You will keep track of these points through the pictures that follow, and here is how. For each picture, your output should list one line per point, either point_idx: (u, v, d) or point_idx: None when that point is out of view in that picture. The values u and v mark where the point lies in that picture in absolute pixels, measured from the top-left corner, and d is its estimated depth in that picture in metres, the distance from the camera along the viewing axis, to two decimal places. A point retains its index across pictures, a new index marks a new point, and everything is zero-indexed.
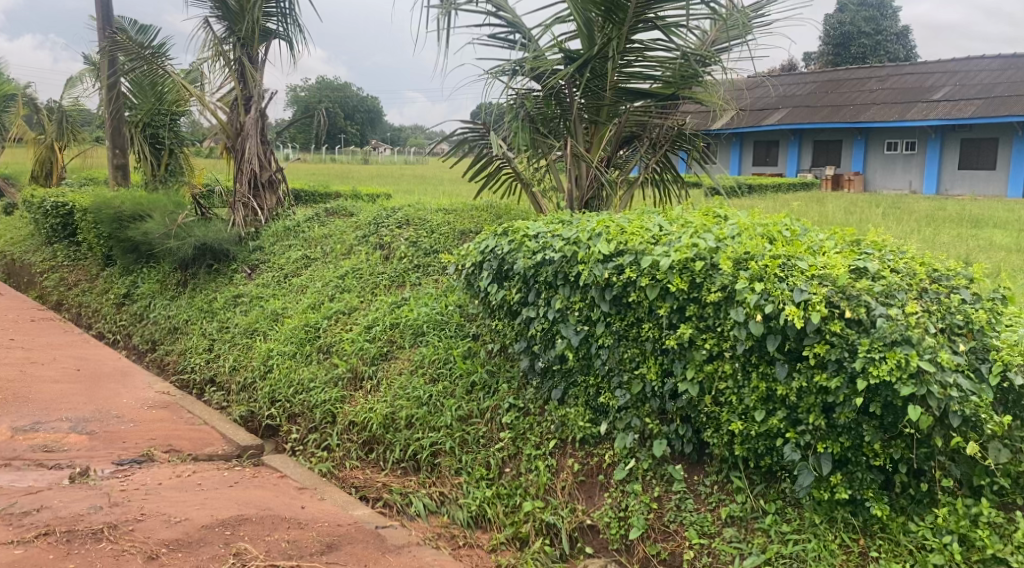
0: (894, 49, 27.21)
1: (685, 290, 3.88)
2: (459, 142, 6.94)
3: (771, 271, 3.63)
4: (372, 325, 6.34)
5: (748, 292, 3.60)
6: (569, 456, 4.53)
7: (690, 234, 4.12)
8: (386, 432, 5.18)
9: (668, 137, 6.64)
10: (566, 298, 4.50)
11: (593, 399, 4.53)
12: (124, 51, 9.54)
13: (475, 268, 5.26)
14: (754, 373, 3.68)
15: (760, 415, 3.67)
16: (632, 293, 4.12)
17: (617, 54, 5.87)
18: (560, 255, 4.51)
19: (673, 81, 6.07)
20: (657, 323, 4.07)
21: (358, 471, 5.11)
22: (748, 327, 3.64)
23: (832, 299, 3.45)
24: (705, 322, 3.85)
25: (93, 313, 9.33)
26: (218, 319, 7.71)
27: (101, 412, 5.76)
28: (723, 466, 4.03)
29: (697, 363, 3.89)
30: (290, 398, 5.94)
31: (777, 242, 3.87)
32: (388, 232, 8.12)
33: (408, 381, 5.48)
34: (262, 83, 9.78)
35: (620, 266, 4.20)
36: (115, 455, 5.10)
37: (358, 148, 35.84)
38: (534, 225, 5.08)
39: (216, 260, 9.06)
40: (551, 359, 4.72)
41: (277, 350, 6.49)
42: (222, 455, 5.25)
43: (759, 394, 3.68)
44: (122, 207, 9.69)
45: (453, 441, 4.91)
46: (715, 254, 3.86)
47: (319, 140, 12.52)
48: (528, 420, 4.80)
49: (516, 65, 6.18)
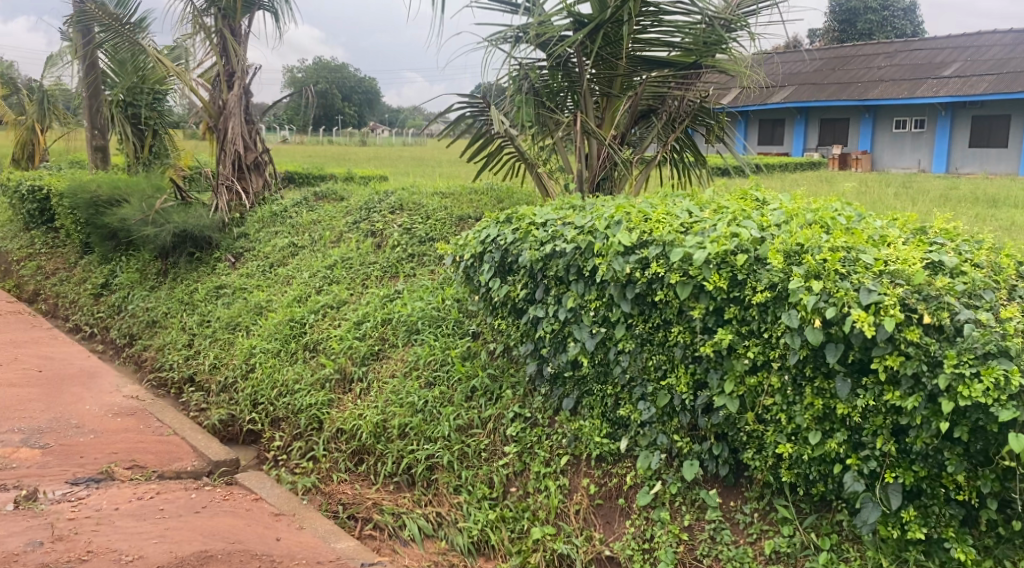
0: (900, 25, 26.42)
1: (725, 289, 3.28)
2: (455, 120, 6.30)
3: (831, 267, 3.02)
4: (362, 320, 5.75)
5: (804, 293, 3.00)
6: (583, 475, 3.97)
7: (728, 222, 3.52)
8: (377, 442, 4.61)
9: (689, 114, 5.99)
10: (579, 295, 3.93)
11: (611, 411, 3.95)
12: (94, 21, 8.89)
13: (474, 260, 4.66)
14: (808, 389, 3.09)
15: (816, 438, 3.07)
16: (659, 292, 3.53)
17: (632, 18, 5.28)
18: (573, 246, 3.92)
19: (694, 48, 5.48)
20: (688, 327, 3.47)
21: (346, 486, 4.53)
22: (802, 335, 3.05)
23: (907, 301, 2.87)
24: (748, 327, 3.26)
25: (69, 305, 8.70)
26: (198, 312, 7.12)
27: (59, 421, 5.17)
28: (764, 491, 3.45)
29: (738, 375, 3.31)
30: (273, 402, 5.36)
31: (834, 231, 3.26)
32: (380, 218, 7.51)
33: (400, 385, 4.91)
34: (246, 58, 9.12)
35: (645, 260, 3.60)
36: (69, 473, 4.53)
37: (355, 131, 35.10)
38: (541, 210, 4.49)
39: (198, 247, 8.51)
40: (562, 364, 4.13)
41: (260, 348, 5.90)
42: (191, 473, 4.68)
43: (813, 413, 3.09)
44: (98, 191, 9.06)
45: (451, 454, 4.33)
46: (761, 247, 3.27)
47: (311, 119, 11.87)
48: (535, 431, 4.23)
49: (520, 31, 5.52)
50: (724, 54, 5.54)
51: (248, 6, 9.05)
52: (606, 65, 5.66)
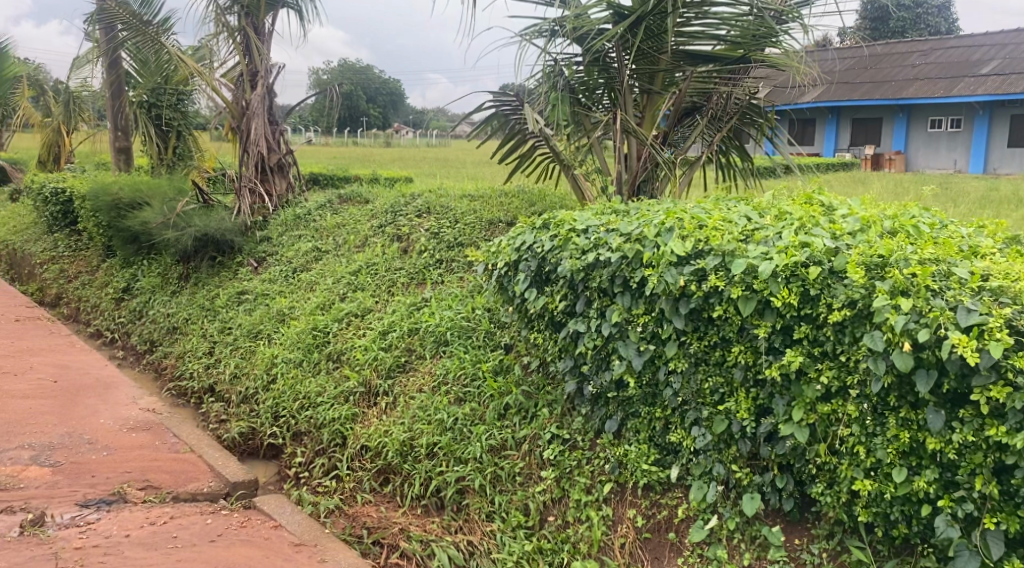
0: (934, 22, 25.77)
1: (795, 305, 2.94)
2: (486, 119, 5.96)
3: (922, 282, 2.66)
4: (388, 330, 5.45)
5: (890, 312, 2.65)
6: (629, 504, 3.64)
7: (796, 230, 3.17)
8: (404, 462, 4.30)
9: (736, 111, 5.59)
10: (625, 308, 3.59)
11: (659, 435, 3.63)
12: (114, 19, 8.63)
13: (509, 269, 4.33)
14: (892, 420, 2.73)
15: (901, 476, 2.70)
16: (717, 307, 3.19)
17: (676, 10, 4.95)
18: (619, 256, 3.58)
19: (742, 41, 5.15)
20: (750, 346, 3.14)
21: (371, 508, 4.22)
22: (887, 359, 2.69)
23: (1015, 323, 2.52)
24: (820, 348, 2.92)
25: (90, 309, 8.48)
26: (219, 319, 6.86)
27: (71, 436, 4.89)
28: (835, 529, 3.09)
29: (808, 402, 2.97)
30: (295, 415, 5.08)
31: (920, 241, 2.90)
32: (406, 222, 7.21)
33: (428, 400, 4.59)
34: (269, 57, 8.87)
35: (701, 270, 3.26)
36: (79, 494, 4.24)
37: (380, 132, 34.90)
38: (581, 215, 4.15)
39: (220, 251, 8.26)
40: (605, 384, 3.79)
41: (283, 358, 5.63)
42: (207, 495, 4.38)
43: (897, 447, 2.73)
44: (120, 193, 8.85)
45: (483, 477, 4.03)
46: (836, 259, 2.92)
47: (335, 120, 11.64)
48: (575, 455, 3.90)
49: (556, 24, 5.18)
50: (775, 48, 5.17)
51: (272, 4, 8.81)
52: (647, 60, 5.33)
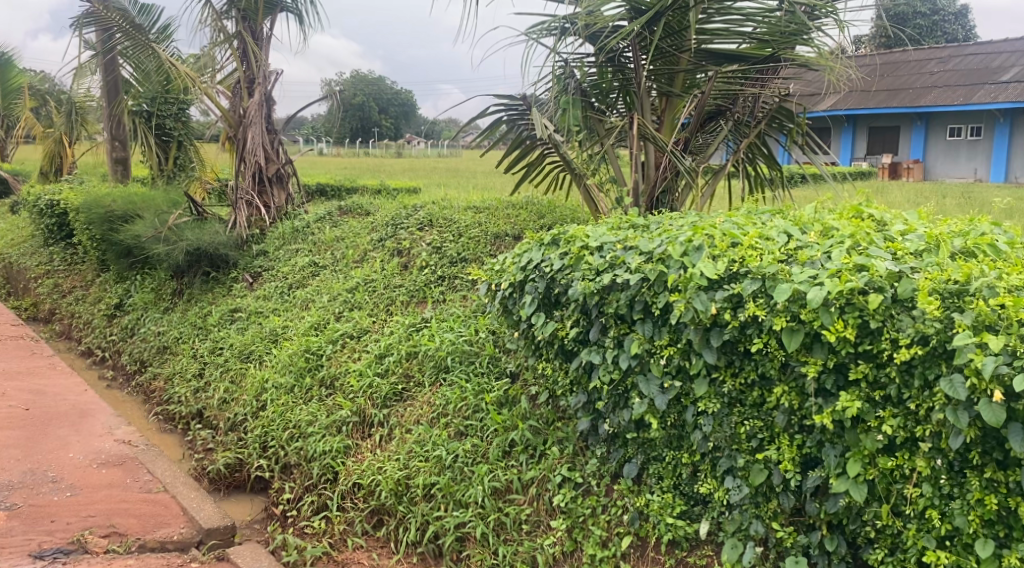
0: (950, 30, 25.23)
1: (852, 341, 2.51)
2: (493, 125, 5.54)
3: (1013, 317, 2.30)
4: (384, 354, 4.99)
5: (975, 353, 2.28)
6: (650, 562, 3.18)
7: (848, 250, 2.72)
8: (399, 503, 3.84)
9: (763, 116, 5.14)
10: (646, 338, 3.13)
11: (686, 483, 3.16)
12: (98, 22, 8.20)
13: (514, 290, 3.85)
14: (975, 481, 2.37)
15: (987, 550, 2.34)
16: (756, 339, 2.74)
17: (699, 6, 4.50)
18: (638, 277, 3.11)
19: (770, 38, 4.71)
20: (795, 387, 2.70)
21: (361, 555, 3.78)
22: (971, 411, 2.31)
23: None
24: (882, 392, 2.50)
25: (82, 326, 8.07)
26: (210, 338, 6.42)
27: (35, 474, 4.44)
28: None
29: (866, 454, 2.52)
30: (284, 446, 4.61)
31: (1001, 265, 2.52)
32: (407, 235, 6.76)
33: (426, 434, 4.12)
34: (267, 62, 8.45)
35: (736, 296, 2.80)
36: (34, 544, 3.79)
37: (391, 143, 34.58)
38: (595, 230, 3.67)
39: (215, 267, 7.84)
40: (623, 424, 3.32)
41: (273, 383, 5.17)
42: (177, 543, 3.93)
43: (981, 514, 2.37)
44: (113, 206, 8.45)
45: (485, 525, 3.57)
46: (899, 284, 2.50)
47: (340, 128, 11.22)
48: (588, 502, 3.41)
49: (566, 21, 4.73)
50: (806, 46, 4.72)
51: (270, 7, 8.41)
52: (666, 60, 4.91)
